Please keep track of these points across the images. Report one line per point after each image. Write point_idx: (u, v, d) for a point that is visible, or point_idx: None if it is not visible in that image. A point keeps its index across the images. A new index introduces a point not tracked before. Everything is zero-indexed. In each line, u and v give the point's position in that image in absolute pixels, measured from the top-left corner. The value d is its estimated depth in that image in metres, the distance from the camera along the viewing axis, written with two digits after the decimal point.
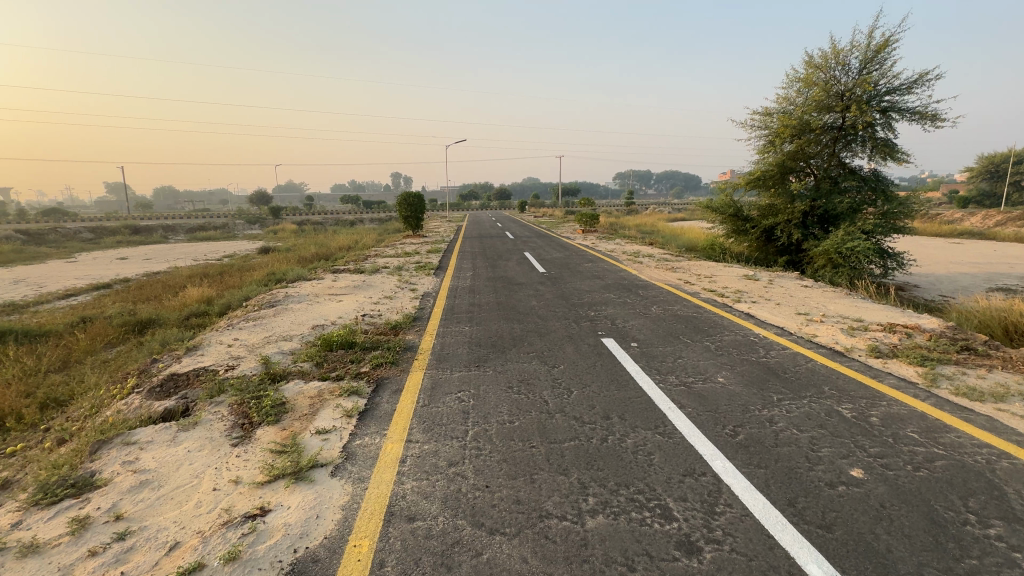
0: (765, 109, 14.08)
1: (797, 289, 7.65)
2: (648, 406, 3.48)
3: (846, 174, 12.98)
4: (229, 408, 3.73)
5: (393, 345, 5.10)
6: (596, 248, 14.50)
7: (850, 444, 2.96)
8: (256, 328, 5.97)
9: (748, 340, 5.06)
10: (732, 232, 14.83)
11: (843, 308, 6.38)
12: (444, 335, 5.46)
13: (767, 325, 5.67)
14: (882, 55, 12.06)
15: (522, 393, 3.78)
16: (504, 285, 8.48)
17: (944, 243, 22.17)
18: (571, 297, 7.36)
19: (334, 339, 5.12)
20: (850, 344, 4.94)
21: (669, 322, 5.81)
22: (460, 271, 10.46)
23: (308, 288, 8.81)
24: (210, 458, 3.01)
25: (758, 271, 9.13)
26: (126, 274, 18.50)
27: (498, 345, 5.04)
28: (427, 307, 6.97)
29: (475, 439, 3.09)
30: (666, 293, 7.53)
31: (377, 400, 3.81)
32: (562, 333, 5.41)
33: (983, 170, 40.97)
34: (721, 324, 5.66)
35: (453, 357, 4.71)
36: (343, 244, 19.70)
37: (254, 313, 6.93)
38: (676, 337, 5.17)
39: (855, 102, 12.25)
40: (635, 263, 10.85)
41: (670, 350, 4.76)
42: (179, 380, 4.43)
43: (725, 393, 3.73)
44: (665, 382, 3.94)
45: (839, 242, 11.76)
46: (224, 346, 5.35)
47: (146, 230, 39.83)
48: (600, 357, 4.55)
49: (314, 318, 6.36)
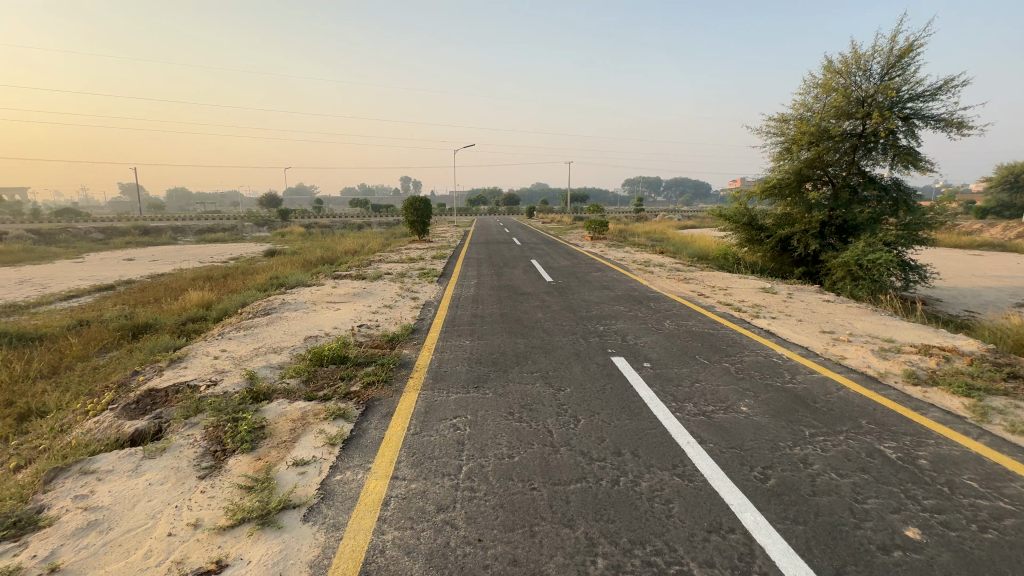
0: (781, 115, 13.65)
1: (819, 304, 7.22)
2: (664, 440, 3.11)
3: (867, 183, 12.50)
4: (203, 432, 3.41)
5: (388, 360, 4.77)
6: (605, 256, 14.11)
7: (900, 494, 2.57)
8: (246, 339, 5.67)
9: (772, 362, 4.66)
10: (746, 241, 14.37)
11: (870, 327, 5.96)
12: (443, 350, 5.12)
13: (790, 345, 5.26)
14: (905, 60, 11.58)
15: (524, 421, 3.42)
16: (510, 295, 8.15)
17: (964, 255, 21.51)
18: (578, 309, 7.00)
19: (325, 354, 4.79)
20: (884, 369, 4.53)
21: (683, 339, 5.42)
22: (465, 279, 10.15)
23: (307, 295, 8.54)
24: (172, 493, 2.69)
25: (776, 284, 8.71)
26: (131, 276, 18.40)
27: (500, 362, 4.69)
28: (427, 318, 6.64)
29: (469, 478, 2.73)
30: (680, 306, 7.14)
31: (366, 426, 3.48)
32: (569, 350, 5.05)
33: (1002, 180, 40.00)
34: (740, 343, 5.26)
35: (451, 376, 4.36)
36: (348, 248, 19.50)
37: (247, 321, 6.63)
38: (691, 357, 4.79)
39: (877, 109, 11.80)
40: (646, 273, 10.48)
41: (686, 373, 4.37)
42: (155, 397, 4.12)
43: (751, 425, 3.35)
44: (682, 411, 3.57)
45: (859, 253, 11.29)
46: (210, 358, 5.04)
47: (156, 231, 40.11)
48: (610, 380, 4.18)
49: (308, 329, 6.05)
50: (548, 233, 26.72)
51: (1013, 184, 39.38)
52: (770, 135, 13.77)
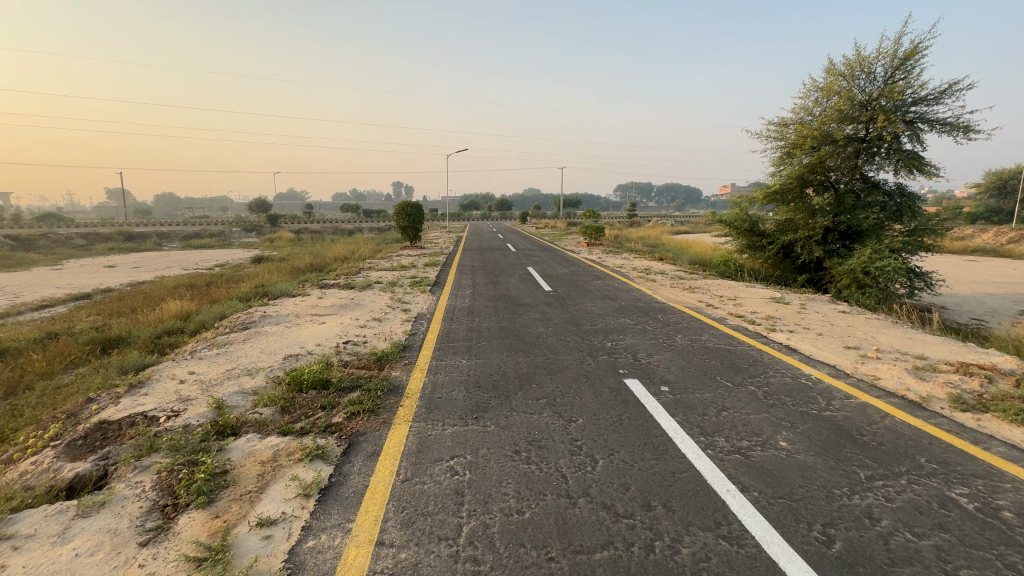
0: (781, 119, 13.40)
1: (835, 315, 6.82)
2: (700, 488, 2.63)
3: (870, 188, 12.22)
4: (154, 480, 2.88)
5: (376, 385, 4.26)
6: (603, 263, 13.68)
7: (996, 562, 2.11)
8: (219, 359, 5.12)
9: (801, 384, 4.22)
10: (747, 247, 14.01)
11: (896, 341, 5.56)
12: (437, 372, 4.62)
13: (817, 363, 4.82)
14: (910, 63, 11.30)
15: (532, 464, 2.93)
16: (507, 306, 7.68)
17: (960, 260, 21.40)
18: (582, 322, 6.55)
19: (305, 378, 4.27)
20: (926, 393, 4.09)
21: (700, 357, 4.97)
22: (460, 288, 9.66)
23: (291, 306, 8.00)
24: (103, 568, 2.17)
25: (786, 293, 8.34)
26: (110, 283, 17.70)
27: (501, 386, 4.20)
28: (420, 333, 6.14)
29: (471, 544, 2.24)
30: (689, 318, 6.70)
31: (348, 469, 2.97)
32: (576, 372, 4.57)
33: (991, 184, 40.31)
34: (762, 362, 4.81)
35: (445, 405, 3.85)
36: (338, 254, 18.92)
37: (222, 338, 6.07)
38: (712, 379, 4.33)
39: (880, 112, 11.53)
40: (648, 281, 10.08)
41: (710, 398, 3.91)
42: (105, 432, 3.57)
43: (795, 466, 2.89)
44: (712, 447, 3.11)
45: (865, 260, 10.97)
46: (176, 382, 4.49)
47: (139, 237, 39.15)
48: (626, 408, 3.70)
49: (289, 346, 5.51)
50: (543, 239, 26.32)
51: (1002, 190, 39.72)
52: (771, 139, 13.49)
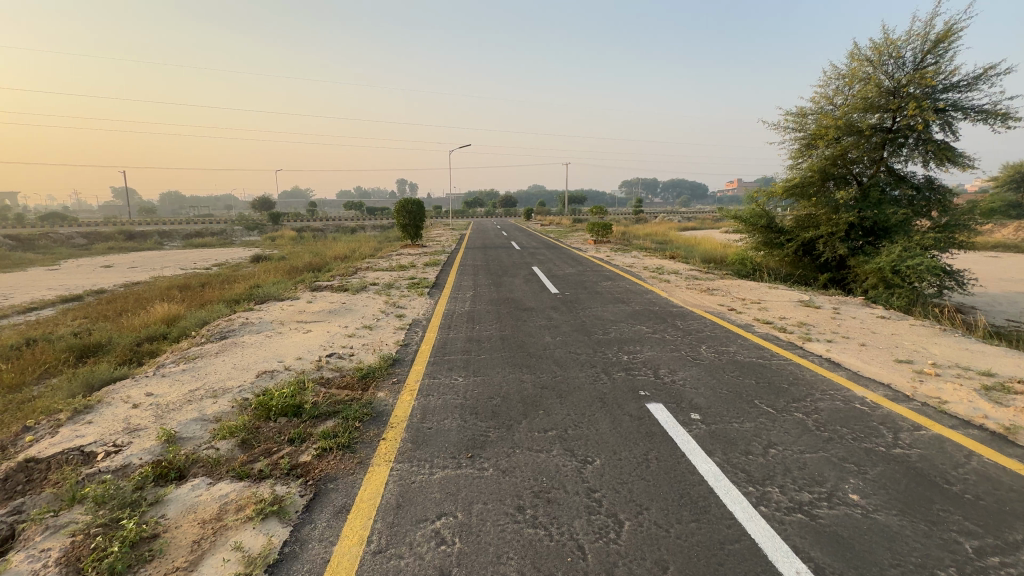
0: (799, 108, 12.68)
1: (875, 322, 6.13)
2: (759, 570, 2.01)
3: (897, 181, 11.48)
4: (63, 548, 2.28)
5: (356, 412, 3.65)
6: (612, 262, 12.98)
7: None
8: (183, 378, 4.51)
9: (856, 411, 3.57)
10: (764, 245, 13.25)
11: (953, 354, 4.88)
12: (428, 394, 4.00)
13: (869, 382, 4.14)
14: (942, 46, 10.51)
15: (540, 528, 2.30)
16: (511, 311, 7.05)
17: (983, 256, 20.39)
18: (593, 331, 5.91)
19: (274, 404, 3.67)
20: (1008, 421, 3.41)
21: (732, 375, 4.31)
22: (460, 290, 9.04)
23: (279, 311, 7.42)
24: None
25: (814, 295, 7.67)
26: (102, 284, 17.18)
27: (501, 413, 3.56)
28: (413, 344, 5.51)
29: None
30: (713, 325, 6.02)
31: (307, 533, 2.35)
32: (590, 393, 3.93)
33: (1009, 178, 38.94)
34: (805, 381, 4.15)
35: (435, 439, 3.22)
36: (337, 253, 18.36)
37: (194, 349, 5.47)
38: (749, 404, 3.68)
39: (909, 100, 10.75)
40: (661, 281, 9.42)
41: (751, 430, 3.26)
42: (29, 473, 2.98)
43: (879, 533, 2.24)
44: (766, 504, 2.46)
45: (895, 258, 10.22)
46: (127, 407, 3.89)
47: (140, 236, 38.74)
48: (653, 444, 3.07)
49: (264, 361, 4.90)
50: (547, 236, 25.57)
51: (1020, 183, 38.39)
52: (788, 131, 12.78)
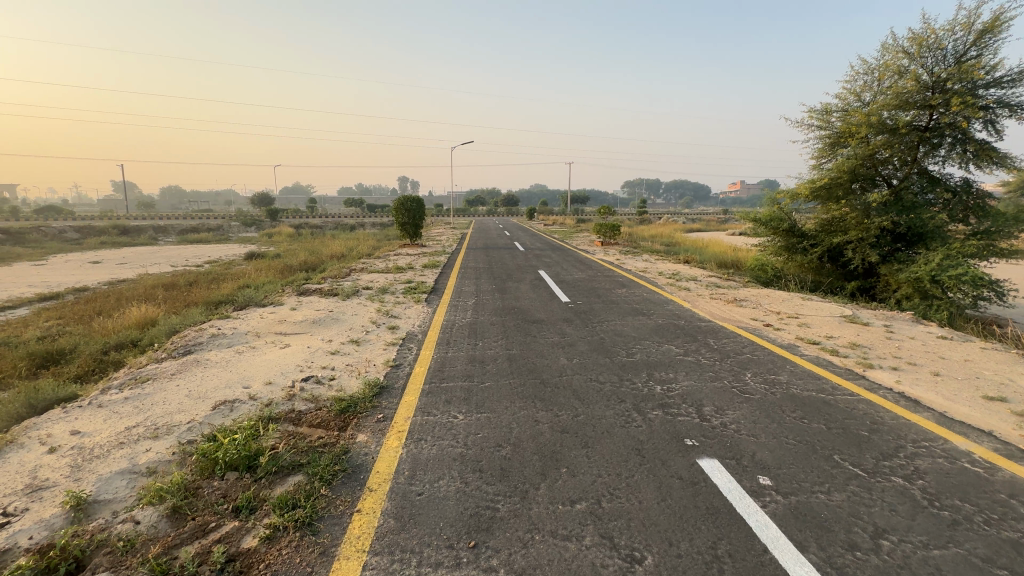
0: (824, 105, 11.88)
1: (938, 344, 5.31)
2: None
3: (932, 183, 10.64)
4: None
5: (326, 467, 2.84)
6: (623, 266, 12.16)
7: None
8: (123, 410, 3.70)
9: (970, 475, 2.76)
10: (785, 249, 12.42)
11: None
12: (420, 439, 3.19)
13: (966, 430, 3.34)
14: (988, 37, 9.69)
15: None
16: (519, 325, 6.23)
17: (1007, 264, 19.50)
18: (614, 350, 5.11)
19: (223, 454, 2.87)
20: None
21: (794, 416, 3.51)
22: (461, 297, 8.23)
23: (259, 319, 6.61)
24: None
25: (857, 309, 6.85)
26: (86, 282, 16.30)
27: (511, 475, 2.73)
28: (405, 365, 4.72)
29: None
30: (752, 346, 5.22)
31: None
32: (622, 441, 3.13)
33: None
34: (886, 427, 3.35)
35: (427, 513, 2.43)
36: (333, 252, 17.55)
37: (149, 368, 4.65)
38: (830, 464, 2.86)
39: (949, 95, 9.92)
40: (680, 290, 8.63)
41: (847, 507, 2.46)
42: None
43: None
44: None
45: (935, 267, 9.34)
46: (41, 454, 3.08)
47: (135, 230, 37.83)
48: (720, 531, 2.27)
49: (226, 387, 4.08)
50: (553, 237, 24.67)
51: None
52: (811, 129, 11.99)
